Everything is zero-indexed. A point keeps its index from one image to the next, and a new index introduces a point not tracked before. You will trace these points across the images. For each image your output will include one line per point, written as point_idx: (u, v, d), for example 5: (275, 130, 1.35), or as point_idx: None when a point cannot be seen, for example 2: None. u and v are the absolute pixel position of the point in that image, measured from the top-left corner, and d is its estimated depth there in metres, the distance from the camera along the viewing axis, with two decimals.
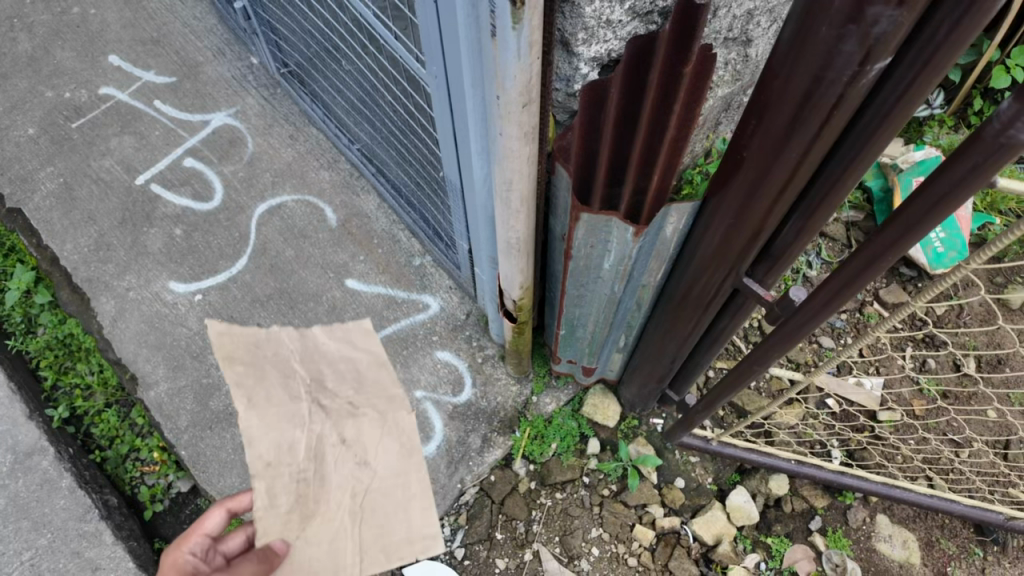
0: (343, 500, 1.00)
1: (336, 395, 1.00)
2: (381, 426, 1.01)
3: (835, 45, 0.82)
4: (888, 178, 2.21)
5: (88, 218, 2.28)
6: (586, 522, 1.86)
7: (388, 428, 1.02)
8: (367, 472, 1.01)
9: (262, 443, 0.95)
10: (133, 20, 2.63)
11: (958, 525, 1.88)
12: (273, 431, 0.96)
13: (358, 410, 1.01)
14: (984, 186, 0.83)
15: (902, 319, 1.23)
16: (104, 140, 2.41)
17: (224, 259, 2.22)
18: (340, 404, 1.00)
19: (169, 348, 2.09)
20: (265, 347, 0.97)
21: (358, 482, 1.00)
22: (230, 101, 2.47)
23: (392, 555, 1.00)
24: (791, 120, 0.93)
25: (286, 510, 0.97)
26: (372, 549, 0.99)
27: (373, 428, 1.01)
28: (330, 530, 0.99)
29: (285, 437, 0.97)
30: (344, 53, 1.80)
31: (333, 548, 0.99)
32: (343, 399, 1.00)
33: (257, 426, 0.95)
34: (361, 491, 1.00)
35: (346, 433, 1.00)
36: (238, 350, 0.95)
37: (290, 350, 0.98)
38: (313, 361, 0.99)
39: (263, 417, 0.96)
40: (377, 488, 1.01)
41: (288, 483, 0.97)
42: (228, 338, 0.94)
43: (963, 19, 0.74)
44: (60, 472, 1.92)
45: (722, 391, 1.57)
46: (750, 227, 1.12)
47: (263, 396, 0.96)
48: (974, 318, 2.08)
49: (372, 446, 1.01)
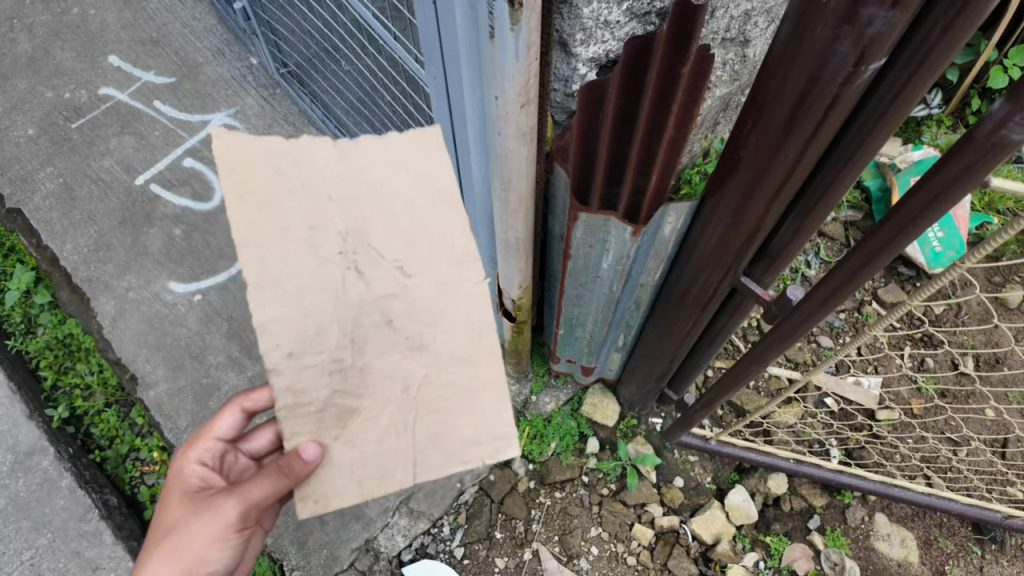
0: (393, 396, 0.85)
1: (379, 256, 0.83)
2: (443, 293, 0.85)
3: (831, 46, 0.82)
4: (886, 177, 2.21)
5: (88, 219, 2.28)
6: (585, 521, 1.86)
7: (451, 300, 0.85)
8: (415, 366, 0.85)
9: (280, 312, 0.79)
10: (134, 21, 2.63)
11: (955, 523, 1.89)
12: (302, 297, 0.80)
13: (411, 275, 0.84)
14: (977, 186, 0.84)
15: (899, 319, 1.26)
16: (104, 141, 2.42)
17: (224, 259, 2.23)
18: (386, 265, 0.83)
19: (169, 348, 2.09)
20: (290, 169, 0.81)
21: (410, 374, 0.85)
22: (229, 101, 2.48)
23: (455, 458, 0.88)
24: (788, 119, 0.93)
25: (318, 407, 0.83)
26: (425, 447, 0.87)
27: (436, 298, 0.85)
28: (371, 435, 0.85)
29: (313, 312, 0.81)
30: (343, 53, 1.80)
31: (380, 454, 0.86)
32: (392, 256, 0.83)
33: (275, 296, 0.79)
34: (413, 388, 0.86)
35: (393, 298, 0.83)
36: (253, 177, 0.80)
37: (322, 178, 0.82)
38: (357, 195, 0.83)
39: (277, 278, 0.79)
40: (433, 385, 0.86)
41: (315, 370, 0.81)
42: (238, 160, 0.79)
43: (957, 20, 0.74)
44: (60, 472, 1.93)
45: (722, 390, 1.57)
46: (747, 227, 1.12)
47: (277, 250, 0.80)
48: (972, 318, 2.09)
49: (430, 325, 0.85)
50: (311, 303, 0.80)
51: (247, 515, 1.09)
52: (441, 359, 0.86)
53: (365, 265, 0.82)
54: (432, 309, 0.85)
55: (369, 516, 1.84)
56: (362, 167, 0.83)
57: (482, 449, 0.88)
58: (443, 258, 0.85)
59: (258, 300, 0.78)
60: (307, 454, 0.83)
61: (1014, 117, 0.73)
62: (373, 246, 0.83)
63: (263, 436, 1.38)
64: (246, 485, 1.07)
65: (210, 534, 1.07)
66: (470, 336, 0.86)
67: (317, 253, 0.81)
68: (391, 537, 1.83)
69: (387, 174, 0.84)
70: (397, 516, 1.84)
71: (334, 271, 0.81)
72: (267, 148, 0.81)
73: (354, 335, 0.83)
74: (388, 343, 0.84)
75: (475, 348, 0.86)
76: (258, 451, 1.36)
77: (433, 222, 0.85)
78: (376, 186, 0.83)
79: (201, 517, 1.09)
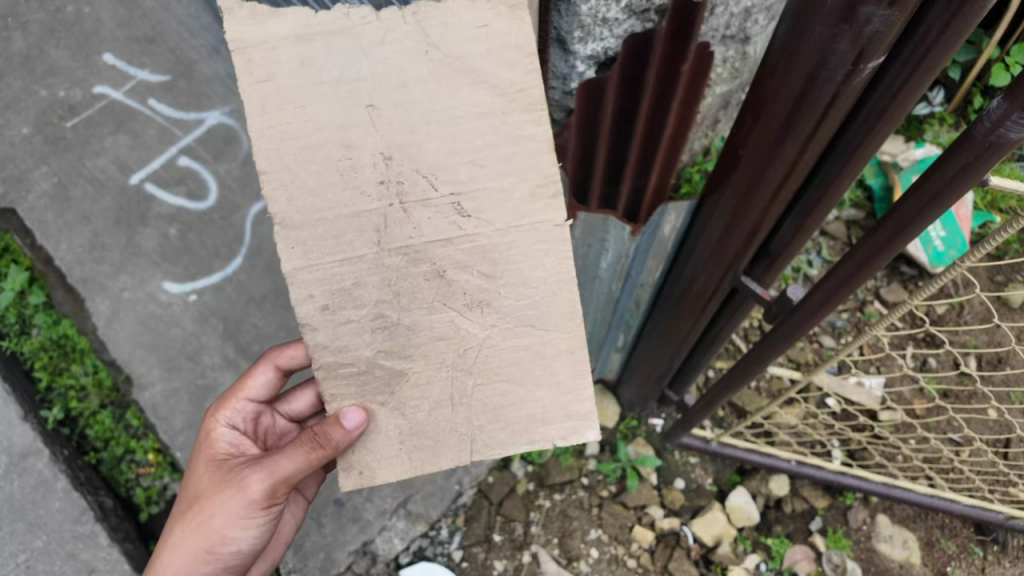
0: (447, 359, 0.92)
1: (428, 197, 0.86)
2: (502, 249, 0.89)
3: (829, 44, 0.80)
4: (888, 176, 2.19)
5: (83, 218, 2.26)
6: (585, 523, 1.84)
7: (510, 255, 0.89)
8: (470, 325, 0.92)
9: (316, 244, 0.85)
10: (128, 18, 2.60)
11: (958, 524, 1.86)
12: (343, 236, 0.86)
13: (467, 227, 0.87)
14: (977, 185, 0.82)
15: (901, 317, 1.26)
16: (98, 140, 2.39)
17: (219, 259, 2.21)
18: (437, 207, 0.86)
19: (164, 349, 2.07)
20: (317, 65, 0.81)
21: (463, 341, 0.92)
22: (224, 100, 2.45)
23: (521, 435, 0.96)
24: (787, 118, 0.92)
25: (362, 371, 0.91)
26: (482, 417, 0.95)
27: (498, 252, 0.89)
28: (431, 393, 0.93)
29: (366, 266, 0.87)
30: None
31: (431, 424, 0.94)
32: (445, 198, 0.86)
33: (317, 231, 0.85)
34: (468, 352, 0.93)
35: (446, 243, 0.88)
36: (277, 75, 0.80)
37: (354, 88, 0.82)
38: (392, 103, 0.83)
39: (309, 206, 0.84)
40: (494, 351, 0.93)
41: (359, 327, 0.89)
42: (255, 54, 0.80)
43: (953, 22, 0.73)
44: (55, 473, 1.89)
45: (722, 391, 1.55)
46: (747, 226, 1.10)
47: (308, 170, 0.83)
48: (976, 317, 2.06)
49: (490, 286, 0.90)
50: (361, 251, 0.86)
51: (274, 490, 1.08)
52: (499, 318, 0.92)
53: (414, 207, 0.86)
54: (491, 261, 0.89)
55: (366, 518, 1.82)
56: (398, 71, 0.82)
57: (550, 429, 0.96)
58: (493, 189, 0.86)
59: (297, 239, 0.85)
60: (348, 421, 0.91)
61: (1012, 116, 0.71)
62: (414, 171, 0.85)
63: (302, 397, 1.41)
64: (269, 460, 1.07)
65: (233, 508, 1.09)
66: (540, 296, 0.91)
67: (351, 181, 0.84)
68: (388, 540, 1.81)
69: (427, 81, 0.83)
70: (394, 519, 1.83)
71: (374, 203, 0.85)
72: (288, 34, 0.80)
73: (404, 286, 0.89)
74: (445, 299, 0.90)
75: (543, 312, 0.92)
76: (298, 410, 1.41)
77: (480, 144, 0.85)
78: (412, 98, 0.83)
79: (223, 491, 1.11)
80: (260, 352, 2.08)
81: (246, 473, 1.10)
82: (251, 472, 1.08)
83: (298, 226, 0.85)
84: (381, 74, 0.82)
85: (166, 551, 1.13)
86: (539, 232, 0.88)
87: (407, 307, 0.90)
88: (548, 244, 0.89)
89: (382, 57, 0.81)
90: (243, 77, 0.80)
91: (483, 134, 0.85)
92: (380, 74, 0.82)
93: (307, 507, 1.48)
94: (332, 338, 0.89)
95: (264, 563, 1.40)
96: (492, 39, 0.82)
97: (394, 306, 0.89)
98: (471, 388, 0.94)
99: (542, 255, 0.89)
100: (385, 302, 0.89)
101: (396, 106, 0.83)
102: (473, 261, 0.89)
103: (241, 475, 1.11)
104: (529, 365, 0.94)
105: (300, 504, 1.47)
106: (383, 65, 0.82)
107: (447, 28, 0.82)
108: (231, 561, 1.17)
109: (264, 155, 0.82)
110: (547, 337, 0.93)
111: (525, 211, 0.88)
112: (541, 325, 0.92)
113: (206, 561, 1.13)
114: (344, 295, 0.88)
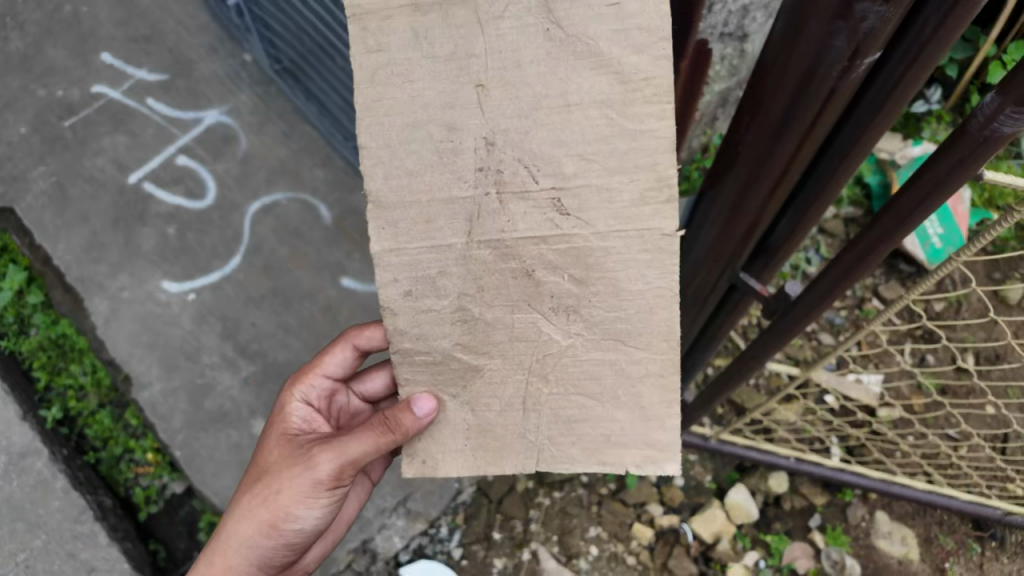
0: (525, 362, 0.95)
1: (527, 190, 0.87)
2: (598, 254, 0.89)
3: (825, 41, 0.80)
4: (886, 174, 2.19)
5: (81, 218, 2.26)
6: (584, 521, 1.84)
7: (606, 262, 0.89)
8: (554, 330, 0.93)
9: (406, 226, 0.90)
10: (126, 18, 2.60)
11: (957, 520, 1.86)
12: (433, 224, 0.89)
13: (563, 228, 0.88)
14: (969, 180, 0.83)
15: (896, 313, 1.27)
16: (97, 139, 2.39)
17: (218, 259, 2.21)
18: (536, 203, 0.87)
19: (163, 349, 2.07)
20: (431, 39, 0.83)
21: (546, 348, 0.94)
22: (222, 99, 2.45)
23: (595, 456, 0.98)
24: (781, 118, 0.91)
25: (441, 360, 0.95)
26: (555, 426, 0.98)
27: (593, 256, 0.89)
28: (513, 392, 0.97)
29: (455, 260, 0.90)
30: (338, 49, 1.78)
31: (500, 425, 0.98)
32: (547, 196, 0.87)
33: (410, 212, 0.89)
34: (548, 356, 0.95)
35: (539, 241, 0.89)
36: (392, 49, 0.84)
37: (464, 65, 0.83)
38: (503, 84, 0.84)
39: (404, 185, 0.88)
40: (577, 359, 0.95)
41: (440, 317, 0.93)
42: (370, 21, 0.83)
43: (947, 19, 0.75)
44: (54, 473, 1.89)
45: (719, 389, 1.56)
46: (744, 224, 1.11)
47: (408, 149, 0.87)
48: (973, 314, 2.06)
49: (580, 292, 0.91)
50: (448, 244, 0.90)
51: (342, 472, 1.08)
52: (588, 324, 0.93)
53: (513, 203, 0.87)
54: (584, 265, 0.89)
55: (366, 517, 1.82)
56: (513, 47, 0.82)
57: (626, 453, 0.97)
58: (597, 182, 0.85)
59: (389, 219, 0.89)
60: (421, 407, 0.96)
61: (1003, 111, 0.72)
62: (516, 159, 0.86)
63: (378, 376, 1.36)
64: (340, 441, 1.07)
65: (298, 487, 1.11)
66: (638, 309, 0.91)
67: (449, 164, 0.87)
68: (387, 538, 1.81)
69: (539, 62, 0.82)
70: (394, 517, 1.83)
71: (469, 191, 0.88)
72: (405, 4, 0.82)
73: (490, 284, 0.91)
74: (536, 301, 0.92)
75: (633, 326, 0.92)
76: (375, 392, 1.36)
77: (592, 137, 0.84)
78: (523, 78, 0.83)
79: (290, 469, 1.12)
80: (258, 351, 2.08)
81: (314, 453, 1.10)
82: (320, 452, 1.09)
83: (391, 206, 0.89)
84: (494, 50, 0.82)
85: (233, 521, 1.16)
86: (642, 241, 0.87)
87: (492, 307, 0.92)
88: (650, 256, 0.88)
89: (500, 33, 0.82)
90: (356, 45, 0.84)
91: (594, 124, 0.83)
92: (494, 51, 0.83)
93: (371, 490, 1.47)
94: (417, 321, 0.94)
95: (326, 539, 1.43)
96: (622, 19, 0.80)
97: (477, 301, 0.92)
98: (547, 393, 0.96)
99: (640, 266, 0.88)
100: (468, 300, 0.92)
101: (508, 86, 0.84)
102: (565, 263, 0.89)
103: (309, 453, 1.12)
104: (614, 379, 0.95)
105: (365, 488, 1.46)
106: (502, 43, 0.82)
107: (575, 5, 0.80)
108: (294, 538, 1.18)
109: (367, 128, 0.86)
110: (636, 354, 0.93)
111: (627, 214, 0.86)
112: (630, 339, 0.92)
113: (271, 536, 1.16)
114: (429, 285, 0.92)
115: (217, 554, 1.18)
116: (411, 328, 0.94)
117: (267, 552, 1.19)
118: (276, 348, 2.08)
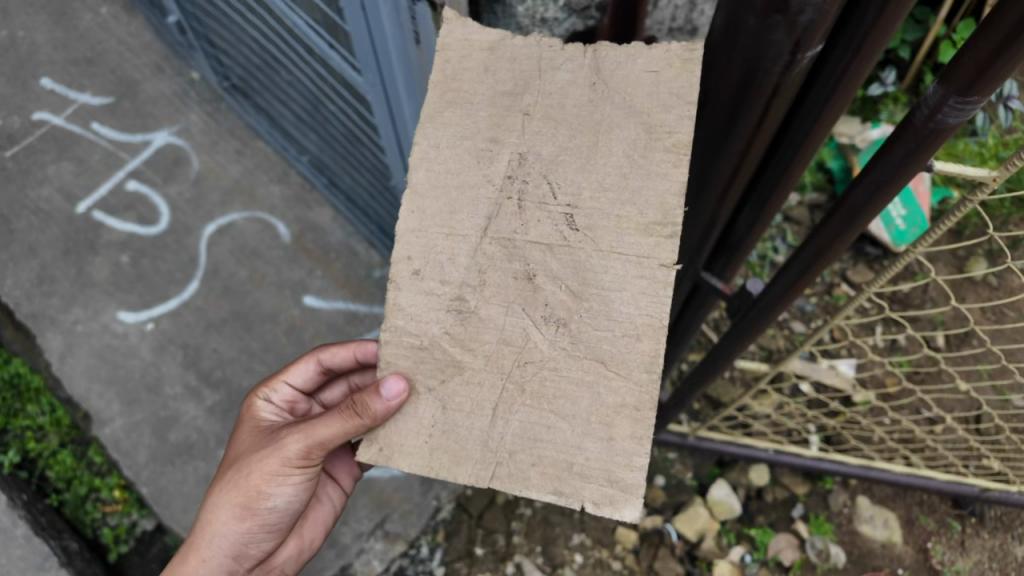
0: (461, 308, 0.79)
1: (544, 203, 0.77)
2: (519, 232, 0.78)
3: (763, 35, 0.78)
4: (847, 158, 2.22)
5: (29, 251, 2.17)
6: (567, 529, 1.80)
7: (604, 280, 0.75)
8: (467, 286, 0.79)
9: (433, 213, 0.80)
10: (66, 40, 2.51)
11: (936, 500, 1.87)
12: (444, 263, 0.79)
13: (572, 241, 0.76)
14: (920, 170, 0.80)
15: (858, 304, 1.28)
16: (41, 168, 2.30)
17: (175, 284, 2.13)
18: (548, 213, 0.77)
19: (123, 382, 2.00)
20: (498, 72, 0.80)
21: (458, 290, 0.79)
22: (171, 118, 2.38)
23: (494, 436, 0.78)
24: (730, 113, 0.89)
25: (420, 343, 0.80)
26: (504, 426, 0.77)
27: (506, 229, 0.78)
28: (504, 453, 0.77)
29: (486, 302, 0.79)
30: (283, 64, 1.72)
31: (466, 426, 0.78)
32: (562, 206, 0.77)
33: (437, 203, 0.80)
34: (468, 313, 0.79)
35: (551, 247, 0.77)
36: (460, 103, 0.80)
37: (475, 124, 0.80)
38: (489, 110, 0.79)
39: (441, 181, 0.80)
40: (485, 302, 0.79)
41: (435, 304, 0.79)
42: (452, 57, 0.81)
43: (883, 14, 0.74)
44: (13, 520, 1.75)
45: (694, 388, 1.53)
46: (703, 221, 1.09)
47: (448, 159, 0.80)
48: (940, 294, 2.06)
49: (573, 307, 0.76)
50: (487, 297, 0.79)
51: (308, 454, 1.00)
52: (578, 349, 0.76)
53: (529, 210, 0.78)
54: (501, 228, 0.78)
55: (344, 542, 1.78)
56: (511, 85, 0.79)
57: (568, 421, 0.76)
58: (609, 206, 0.75)
59: (417, 203, 0.80)
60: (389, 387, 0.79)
61: (948, 101, 0.70)
62: (542, 174, 0.78)
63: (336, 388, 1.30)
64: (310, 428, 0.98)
65: (265, 468, 1.03)
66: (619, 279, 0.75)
67: (482, 168, 0.79)
68: (367, 562, 1.77)
69: (554, 92, 0.78)
70: (372, 541, 1.79)
71: (491, 194, 0.79)
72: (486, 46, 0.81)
73: (532, 353, 0.77)
74: (581, 380, 0.76)
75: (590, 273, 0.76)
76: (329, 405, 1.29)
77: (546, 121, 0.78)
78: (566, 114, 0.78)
79: (258, 453, 1.05)
80: (222, 378, 2.01)
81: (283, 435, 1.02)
82: (287, 435, 1.01)
83: (420, 191, 0.80)
84: (502, 107, 0.79)
85: (207, 509, 1.08)
86: (640, 267, 0.74)
87: (532, 394, 0.77)
88: (647, 283, 0.74)
89: (552, 82, 0.78)
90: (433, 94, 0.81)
91: (560, 121, 0.78)
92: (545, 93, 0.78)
93: (344, 503, 1.32)
94: (445, 398, 0.79)
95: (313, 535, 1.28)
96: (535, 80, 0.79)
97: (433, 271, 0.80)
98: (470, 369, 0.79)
99: (637, 293, 0.74)
100: (508, 383, 0.77)
101: (508, 130, 0.79)
102: (565, 274, 0.76)
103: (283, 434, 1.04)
104: (590, 405, 0.75)
105: (335, 500, 1.30)
106: (548, 86, 0.78)
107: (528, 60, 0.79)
108: (271, 518, 1.09)
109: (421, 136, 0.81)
110: (614, 383, 0.74)
111: (633, 237, 0.74)
112: (613, 365, 0.75)
113: (241, 520, 1.07)
114: (457, 338, 0.79)
115: (190, 548, 1.10)
116: (441, 406, 0.79)
117: (238, 539, 1.09)
118: (240, 373, 2.01)
